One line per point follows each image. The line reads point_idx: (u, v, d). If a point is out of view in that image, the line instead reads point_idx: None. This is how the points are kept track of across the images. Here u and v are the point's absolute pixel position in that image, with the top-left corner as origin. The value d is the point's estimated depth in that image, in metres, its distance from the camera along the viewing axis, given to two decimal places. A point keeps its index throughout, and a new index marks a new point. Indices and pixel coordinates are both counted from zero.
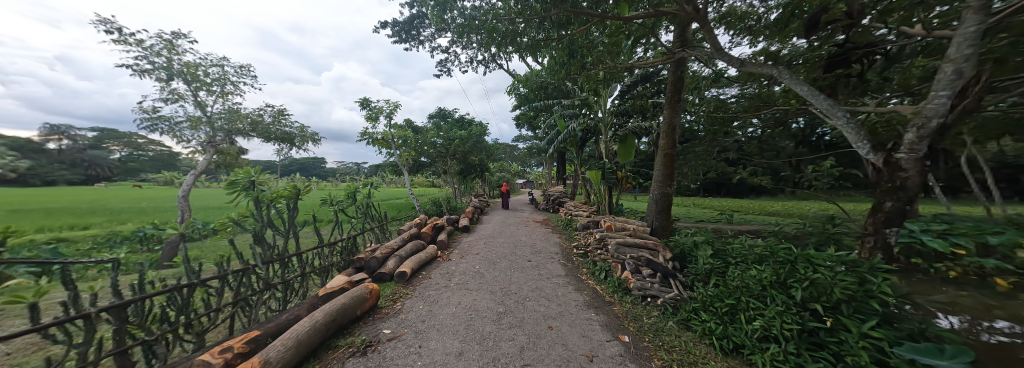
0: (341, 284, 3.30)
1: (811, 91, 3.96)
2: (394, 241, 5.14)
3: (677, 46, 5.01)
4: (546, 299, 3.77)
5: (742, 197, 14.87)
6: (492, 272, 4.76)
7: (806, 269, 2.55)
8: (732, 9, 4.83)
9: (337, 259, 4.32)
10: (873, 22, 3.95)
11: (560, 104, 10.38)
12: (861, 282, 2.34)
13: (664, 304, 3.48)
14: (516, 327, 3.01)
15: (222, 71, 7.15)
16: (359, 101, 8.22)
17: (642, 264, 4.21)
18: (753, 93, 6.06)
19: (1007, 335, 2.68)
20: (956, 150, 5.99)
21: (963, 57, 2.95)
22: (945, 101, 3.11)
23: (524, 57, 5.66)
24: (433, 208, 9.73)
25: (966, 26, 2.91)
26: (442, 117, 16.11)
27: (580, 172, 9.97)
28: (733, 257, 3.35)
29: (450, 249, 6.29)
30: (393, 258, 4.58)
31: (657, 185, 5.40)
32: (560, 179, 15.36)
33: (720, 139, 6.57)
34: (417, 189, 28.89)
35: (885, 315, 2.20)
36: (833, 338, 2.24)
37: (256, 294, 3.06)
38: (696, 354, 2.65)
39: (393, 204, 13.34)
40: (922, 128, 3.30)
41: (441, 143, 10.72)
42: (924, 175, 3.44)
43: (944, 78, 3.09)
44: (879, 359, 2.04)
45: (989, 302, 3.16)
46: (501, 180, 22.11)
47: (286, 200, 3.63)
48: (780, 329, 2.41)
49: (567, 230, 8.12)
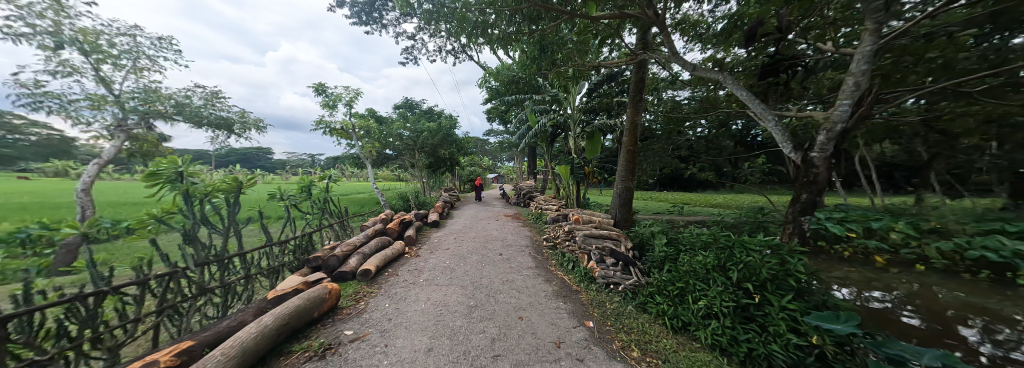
0: (294, 285, 3.01)
1: (749, 96, 4.44)
2: (356, 238, 4.85)
3: (641, 48, 5.27)
4: (517, 291, 3.85)
5: (692, 190, 16.45)
6: (463, 266, 4.73)
7: (741, 253, 2.91)
8: (687, 16, 5.19)
9: (290, 259, 3.94)
10: (797, 38, 4.54)
11: (531, 99, 10.50)
12: (782, 263, 2.75)
13: (624, 289, 3.78)
14: (488, 320, 3.06)
15: (134, 41, 6.01)
16: (313, 86, 7.50)
17: (606, 253, 4.47)
18: (702, 96, 6.66)
19: (880, 301, 3.44)
20: (854, 150, 7.22)
21: (861, 71, 3.54)
22: (847, 108, 3.69)
23: (495, 50, 5.60)
24: (399, 203, 9.28)
25: (864, 45, 3.47)
26: (409, 109, 15.34)
27: (550, 166, 10.24)
28: (683, 245, 3.70)
29: (418, 245, 6.10)
30: (356, 255, 4.32)
31: (621, 179, 5.72)
32: (530, 174, 15.59)
33: (674, 137, 7.18)
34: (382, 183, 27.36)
35: (800, 290, 2.61)
36: (760, 312, 2.59)
37: (188, 300, 2.69)
38: (651, 333, 2.93)
39: (354, 199, 12.44)
40: (830, 132, 3.89)
41: (408, 135, 10.27)
42: (831, 172, 4.08)
43: (847, 89, 3.67)
44: (793, 327, 2.43)
45: (870, 276, 4.06)
46: (471, 175, 21.78)
47: (225, 194, 3.23)
48: (720, 306, 2.75)
49: (537, 223, 8.33)
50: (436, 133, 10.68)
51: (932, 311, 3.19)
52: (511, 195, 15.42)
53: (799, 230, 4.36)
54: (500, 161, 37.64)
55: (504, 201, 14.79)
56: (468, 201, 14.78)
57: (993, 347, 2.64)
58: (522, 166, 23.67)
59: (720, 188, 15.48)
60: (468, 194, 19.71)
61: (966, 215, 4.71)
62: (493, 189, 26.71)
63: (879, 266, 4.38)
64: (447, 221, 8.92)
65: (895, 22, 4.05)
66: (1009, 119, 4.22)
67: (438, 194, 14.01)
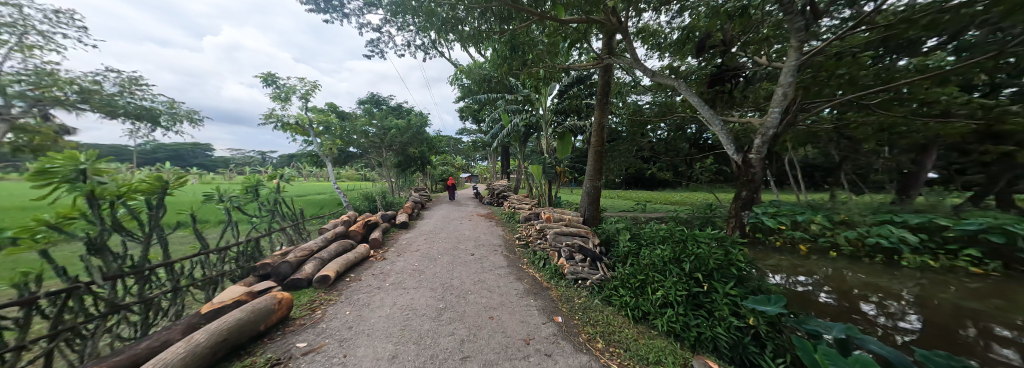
0: (235, 296, 2.68)
1: (699, 102, 4.87)
2: (313, 242, 4.49)
3: (606, 53, 5.52)
4: (488, 290, 3.84)
5: (654, 189, 17.63)
6: (433, 268, 4.61)
7: (693, 246, 3.18)
8: (647, 26, 5.52)
9: (232, 268, 3.53)
10: (738, 51, 5.06)
11: (503, 99, 10.55)
12: (727, 254, 3.05)
13: (592, 284, 3.95)
14: (458, 321, 3.02)
15: (21, 12, 4.98)
16: (262, 75, 6.81)
17: (575, 250, 4.62)
18: (662, 101, 7.20)
19: (804, 285, 3.96)
20: (785, 153, 8.25)
21: (787, 83, 4.05)
22: (777, 116, 4.19)
23: (466, 47, 5.54)
24: (364, 204, 8.79)
25: (790, 60, 3.97)
26: (375, 105, 14.52)
27: (522, 166, 10.36)
28: (645, 240, 3.95)
29: (384, 247, 5.82)
30: (312, 261, 3.99)
31: (589, 178, 5.95)
32: (504, 173, 15.60)
33: (638, 139, 7.69)
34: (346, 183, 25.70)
35: (741, 278, 2.92)
36: (708, 299, 2.85)
37: (94, 321, 2.29)
38: (614, 324, 3.10)
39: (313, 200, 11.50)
40: (765, 136, 4.39)
41: (375, 132, 9.79)
42: (766, 172, 4.59)
43: (778, 98, 4.17)
44: (734, 310, 2.70)
45: (796, 263, 4.66)
46: (444, 175, 21.25)
47: (146, 195, 2.79)
48: (675, 295, 2.99)
49: (510, 223, 8.37)
50: (406, 131, 10.23)
51: (842, 291, 3.74)
52: (485, 194, 15.28)
53: (740, 223, 4.88)
54: (473, 160, 37.16)
55: (478, 200, 14.63)
56: (440, 201, 14.42)
57: (885, 318, 3.17)
58: (495, 166, 23.59)
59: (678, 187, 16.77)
60: (440, 194, 19.23)
61: (867, 209, 5.60)
62: (466, 189, 26.32)
63: (803, 254, 5.05)
64: (418, 222, 8.61)
65: (815, 42, 4.67)
66: (896, 128, 5.09)
67: (408, 194, 13.45)
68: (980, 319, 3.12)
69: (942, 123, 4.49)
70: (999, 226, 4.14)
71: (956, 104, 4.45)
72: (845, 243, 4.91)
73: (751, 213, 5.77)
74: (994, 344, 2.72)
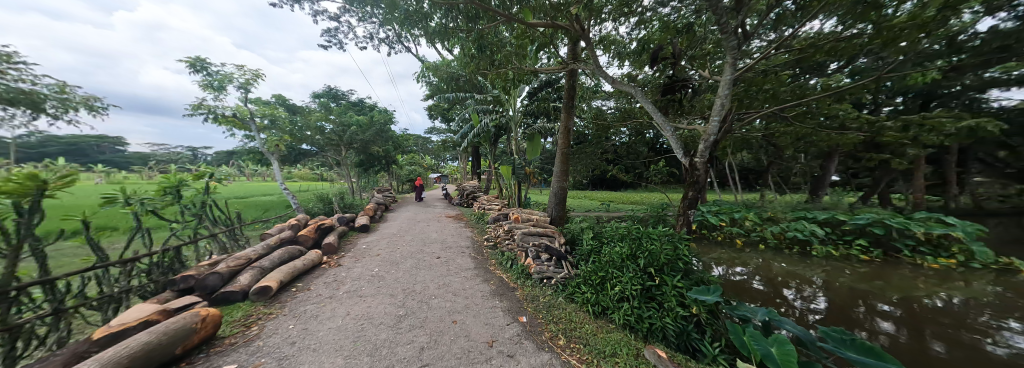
0: (143, 316, 2.27)
1: (653, 109, 5.24)
2: (252, 250, 4.02)
3: (571, 58, 5.69)
4: (452, 294, 3.74)
5: (618, 189, 18.66)
6: (394, 273, 4.38)
7: (647, 242, 3.40)
8: (608, 35, 5.79)
9: (143, 282, 3.02)
10: (687, 64, 5.53)
11: (474, 99, 10.42)
12: (675, 249, 3.31)
13: (556, 282, 4.04)
14: (418, 328, 2.89)
15: None
16: (188, 60, 5.95)
17: (541, 249, 4.69)
18: (623, 107, 7.62)
19: (739, 275, 4.43)
20: (727, 158, 9.23)
21: (724, 95, 4.53)
22: (717, 123, 4.65)
23: (432, 43, 5.33)
24: (319, 207, 8.09)
25: (727, 74, 4.43)
26: (332, 100, 13.47)
27: (493, 167, 10.33)
28: (606, 238, 4.13)
29: (340, 253, 5.41)
30: (250, 270, 3.56)
31: (557, 179, 6.08)
32: (474, 173, 15.42)
33: (602, 142, 8.09)
34: (301, 183, 23.63)
35: (687, 271, 3.18)
36: (659, 291, 3.06)
37: None
38: (575, 320, 3.20)
39: (258, 202, 10.34)
40: (707, 142, 4.85)
41: (332, 129, 9.10)
42: (709, 174, 5.06)
43: (718, 108, 4.62)
44: (681, 301, 2.93)
45: (734, 256, 5.22)
46: (411, 174, 20.43)
47: (13, 198, 2.25)
48: (630, 290, 3.17)
49: (479, 224, 8.29)
50: (368, 128, 9.65)
51: (770, 280, 4.26)
52: (454, 195, 14.96)
53: (687, 221, 5.33)
54: (443, 160, 36.30)
55: (446, 201, 14.29)
56: (407, 202, 13.85)
57: (801, 301, 3.68)
58: (466, 165, 23.24)
59: (639, 187, 17.95)
60: (407, 194, 18.46)
61: (787, 207, 6.46)
62: (436, 189, 25.59)
63: (739, 248, 5.68)
64: (380, 224, 8.15)
65: (748, 59, 5.26)
66: (809, 137, 5.92)
67: (371, 196, 12.70)
68: (868, 298, 3.75)
69: (840, 135, 5.35)
70: (881, 221, 5.05)
71: (850, 119, 5.33)
72: (771, 237, 5.62)
73: (697, 211, 6.34)
74: (877, 318, 3.28)
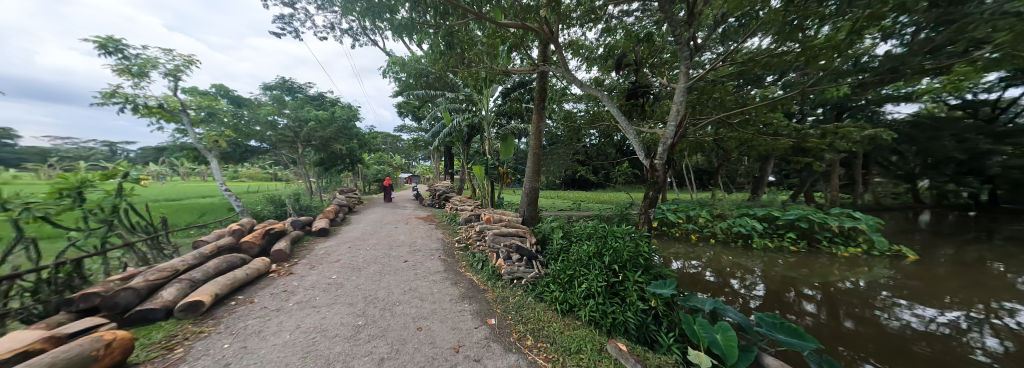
0: (23, 346, 1.86)
1: (618, 112, 5.48)
2: (181, 260, 3.52)
3: (542, 61, 5.77)
4: (418, 299, 3.59)
5: (589, 189, 19.34)
6: (354, 280, 4.10)
7: (611, 240, 3.52)
8: (576, 39, 5.95)
9: (27, 303, 2.50)
10: (648, 71, 5.86)
11: (445, 96, 10.16)
12: (637, 246, 3.47)
13: (526, 282, 4.05)
14: (379, 338, 2.72)
15: None
16: (97, 39, 5.09)
17: (512, 250, 4.68)
18: (593, 109, 7.88)
19: (693, 268, 4.79)
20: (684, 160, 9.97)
21: (680, 101, 4.85)
22: (674, 127, 4.97)
23: (399, 37, 5.08)
24: (270, 209, 7.35)
25: (682, 82, 4.76)
26: (287, 92, 12.35)
27: (465, 166, 10.15)
28: (575, 237, 4.22)
29: (292, 260, 4.95)
30: (176, 284, 3.10)
31: (529, 180, 6.11)
32: (447, 173, 15.05)
33: (574, 143, 8.32)
34: (253, 183, 21.50)
35: (648, 266, 3.35)
36: (622, 287, 3.18)
37: None
38: (543, 319, 3.22)
39: (196, 205, 9.15)
40: (666, 145, 5.17)
41: (286, 124, 8.36)
42: (668, 175, 5.39)
43: (675, 113, 4.94)
44: (641, 296, 3.07)
45: (689, 251, 5.64)
46: (380, 174, 19.45)
47: None
48: (595, 287, 3.26)
49: (451, 225, 8.08)
50: (329, 124, 8.99)
51: (719, 271, 4.65)
52: (426, 196, 14.47)
53: (648, 218, 5.65)
54: (414, 159, 35.07)
55: (417, 202, 13.77)
56: (374, 203, 13.13)
57: (745, 290, 4.06)
58: (439, 165, 22.62)
59: (609, 186, 18.77)
60: (375, 195, 17.53)
61: (734, 205, 7.12)
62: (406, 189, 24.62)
63: (693, 243, 6.15)
64: (342, 228, 7.62)
65: (700, 69, 5.71)
66: (751, 142, 6.58)
67: (333, 197, 11.84)
68: (798, 284, 4.24)
69: (775, 140, 6.00)
70: (806, 216, 5.76)
71: (782, 127, 6.02)
72: (721, 232, 6.15)
73: (659, 209, 6.75)
74: (804, 301, 3.73)
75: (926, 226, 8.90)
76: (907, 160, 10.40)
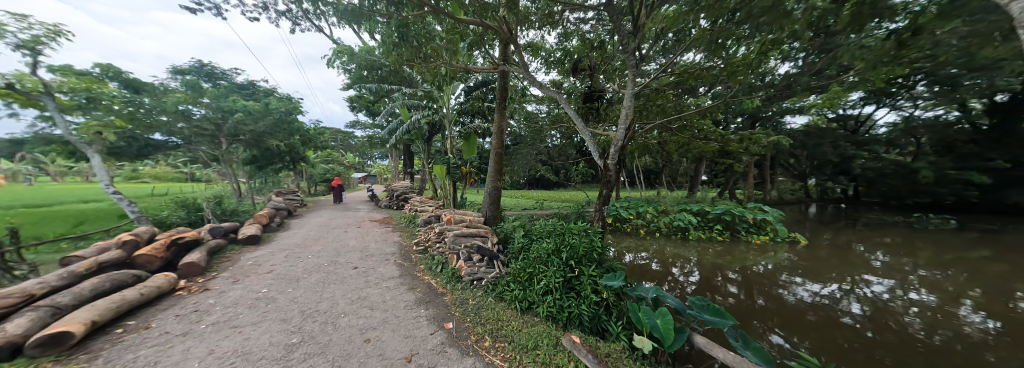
0: None
1: (574, 114, 5.73)
2: (42, 282, 2.77)
3: (502, 60, 5.80)
4: (368, 309, 3.34)
5: (551, 188, 19.99)
6: (291, 293, 3.66)
7: (568, 237, 3.68)
8: (535, 41, 6.08)
9: None
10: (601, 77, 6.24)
11: (402, 91, 9.65)
12: (592, 241, 3.67)
13: (487, 283, 4.03)
14: (317, 356, 2.45)
15: None
16: None
17: (473, 251, 4.62)
18: (554, 111, 8.15)
19: (640, 260, 5.22)
20: (633, 161, 10.87)
21: (627, 106, 5.25)
22: (623, 129, 5.37)
23: (347, 26, 4.68)
24: (183, 215, 6.24)
25: (630, 88, 5.15)
26: (204, 78, 10.52)
27: (425, 165, 9.77)
28: (535, 235, 4.32)
29: (209, 274, 4.23)
30: (34, 311, 2.44)
31: (491, 179, 6.09)
32: (406, 173, 14.30)
33: (536, 143, 8.50)
34: (165, 184, 18.15)
35: (601, 261, 3.57)
36: (577, 282, 3.33)
37: None
38: (502, 319, 3.22)
39: (74, 212, 7.36)
40: (617, 147, 5.55)
41: (205, 115, 7.17)
42: (619, 174, 5.79)
43: (624, 117, 5.33)
44: (595, 289, 3.25)
45: (637, 244, 6.15)
46: (329, 174, 17.75)
47: None
48: (553, 283, 3.36)
49: (409, 227, 7.70)
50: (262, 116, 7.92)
51: (661, 262, 5.15)
52: (382, 197, 13.57)
53: (601, 215, 6.01)
54: (369, 158, 32.68)
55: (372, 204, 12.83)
56: (321, 205, 11.92)
57: (683, 277, 4.55)
58: (397, 164, 21.40)
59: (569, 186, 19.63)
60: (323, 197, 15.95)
61: (674, 201, 7.95)
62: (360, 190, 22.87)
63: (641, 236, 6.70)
64: (281, 234, 6.78)
65: (645, 78, 6.24)
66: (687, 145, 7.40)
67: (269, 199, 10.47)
68: (722, 269, 4.90)
69: (706, 144, 6.83)
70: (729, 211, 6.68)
71: (711, 132, 6.88)
72: (663, 226, 6.82)
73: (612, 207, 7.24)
74: (728, 284, 4.32)
75: (812, 217, 10.95)
76: (799, 163, 12.67)
